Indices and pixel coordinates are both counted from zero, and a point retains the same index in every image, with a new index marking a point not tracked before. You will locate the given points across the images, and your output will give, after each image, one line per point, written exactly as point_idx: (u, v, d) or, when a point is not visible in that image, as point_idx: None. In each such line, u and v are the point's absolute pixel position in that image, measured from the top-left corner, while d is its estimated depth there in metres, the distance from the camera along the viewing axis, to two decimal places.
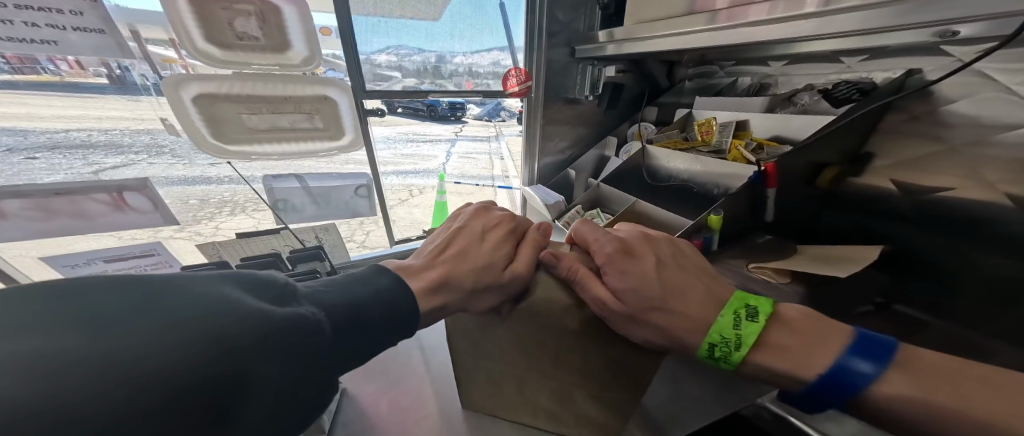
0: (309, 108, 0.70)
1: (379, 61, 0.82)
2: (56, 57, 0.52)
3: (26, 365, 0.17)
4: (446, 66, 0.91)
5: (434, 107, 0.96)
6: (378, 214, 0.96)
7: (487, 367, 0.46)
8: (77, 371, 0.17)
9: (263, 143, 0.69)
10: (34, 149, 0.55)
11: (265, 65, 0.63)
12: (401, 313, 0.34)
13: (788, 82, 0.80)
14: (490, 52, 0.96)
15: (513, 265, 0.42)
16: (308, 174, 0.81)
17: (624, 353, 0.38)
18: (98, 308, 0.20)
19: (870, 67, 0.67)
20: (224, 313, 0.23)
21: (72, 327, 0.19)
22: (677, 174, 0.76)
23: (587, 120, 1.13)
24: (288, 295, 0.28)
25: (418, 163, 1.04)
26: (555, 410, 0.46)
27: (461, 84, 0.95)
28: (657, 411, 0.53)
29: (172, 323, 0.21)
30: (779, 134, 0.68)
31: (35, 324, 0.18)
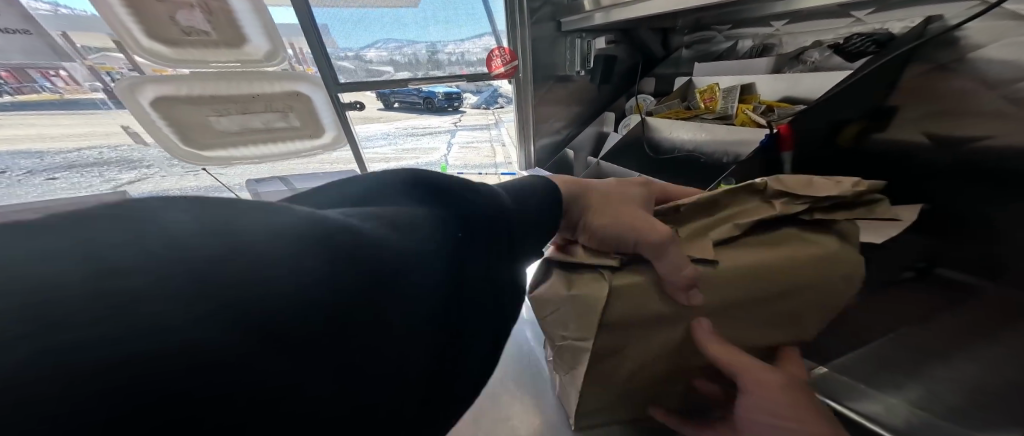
0: (281, 106, 0.75)
1: (369, 56, 0.81)
2: (53, 76, 0.68)
3: (339, 190, 0.23)
4: (439, 56, 0.88)
5: (432, 98, 0.97)
6: None
7: (707, 227, 0.35)
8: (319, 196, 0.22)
9: (239, 147, 0.75)
10: (53, 170, 0.80)
11: (227, 62, 0.66)
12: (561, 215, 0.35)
13: (795, 40, 0.72)
14: (480, 39, 0.91)
15: (703, 229, 0.35)
16: (292, 176, 0.92)
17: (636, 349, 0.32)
18: (349, 191, 0.23)
19: (885, 18, 0.60)
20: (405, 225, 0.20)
21: (342, 199, 0.22)
22: (680, 145, 0.71)
23: (582, 98, 1.05)
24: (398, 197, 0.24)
25: (420, 156, 1.09)
26: (564, 310, 0.31)
27: (443, 68, 0.90)
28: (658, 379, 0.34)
29: (322, 241, 0.15)
30: (789, 95, 0.63)
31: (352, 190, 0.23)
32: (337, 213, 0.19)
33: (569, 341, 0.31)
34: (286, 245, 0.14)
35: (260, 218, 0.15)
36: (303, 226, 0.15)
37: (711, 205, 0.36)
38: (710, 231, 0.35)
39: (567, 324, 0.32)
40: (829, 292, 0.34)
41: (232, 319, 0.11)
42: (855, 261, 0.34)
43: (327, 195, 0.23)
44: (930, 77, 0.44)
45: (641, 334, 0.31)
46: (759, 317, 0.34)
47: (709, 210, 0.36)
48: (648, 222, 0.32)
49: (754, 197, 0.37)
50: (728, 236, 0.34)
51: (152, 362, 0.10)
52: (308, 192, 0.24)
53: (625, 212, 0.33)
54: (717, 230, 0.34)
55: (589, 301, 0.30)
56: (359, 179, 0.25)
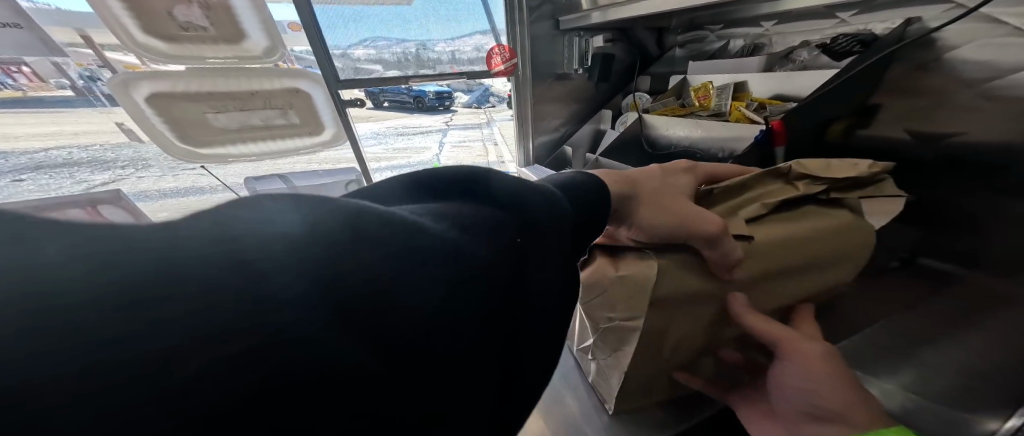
0: (281, 103, 0.76)
1: (356, 55, 0.80)
2: (16, 72, 0.65)
3: (384, 190, 0.24)
4: (427, 54, 0.88)
5: (422, 98, 0.98)
6: None
7: (738, 208, 0.41)
8: (368, 193, 0.23)
9: (237, 144, 0.77)
10: (19, 171, 0.77)
11: (227, 58, 0.67)
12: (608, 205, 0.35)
13: (783, 40, 0.75)
14: (472, 38, 0.91)
15: (735, 209, 0.40)
16: (291, 175, 0.97)
17: (670, 321, 0.37)
18: (390, 192, 0.24)
19: (868, 19, 0.63)
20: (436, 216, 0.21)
21: (387, 199, 0.23)
22: (677, 142, 0.73)
23: (579, 96, 1.07)
24: (437, 195, 0.24)
25: (411, 156, 1.11)
26: (614, 290, 0.36)
27: (434, 65, 0.89)
28: (690, 344, 0.40)
29: (376, 233, 0.16)
30: (779, 93, 0.66)
31: (396, 191, 0.24)
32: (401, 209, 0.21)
33: (615, 320, 0.37)
34: (303, 245, 0.14)
35: (312, 207, 0.15)
36: (314, 224, 0.15)
37: (738, 188, 0.41)
38: (743, 211, 0.40)
39: (615, 306, 0.37)
40: (837, 259, 0.41)
41: (243, 323, 0.11)
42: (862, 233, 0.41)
43: (378, 194, 0.24)
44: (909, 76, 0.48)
45: (673, 308, 0.37)
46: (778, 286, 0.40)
47: (736, 192, 0.42)
48: (695, 213, 0.36)
49: (776, 179, 0.43)
50: (757, 214, 0.40)
51: (198, 356, 0.10)
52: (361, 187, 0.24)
53: (673, 201, 0.37)
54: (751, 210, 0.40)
55: (638, 280, 0.35)
56: (405, 177, 0.26)
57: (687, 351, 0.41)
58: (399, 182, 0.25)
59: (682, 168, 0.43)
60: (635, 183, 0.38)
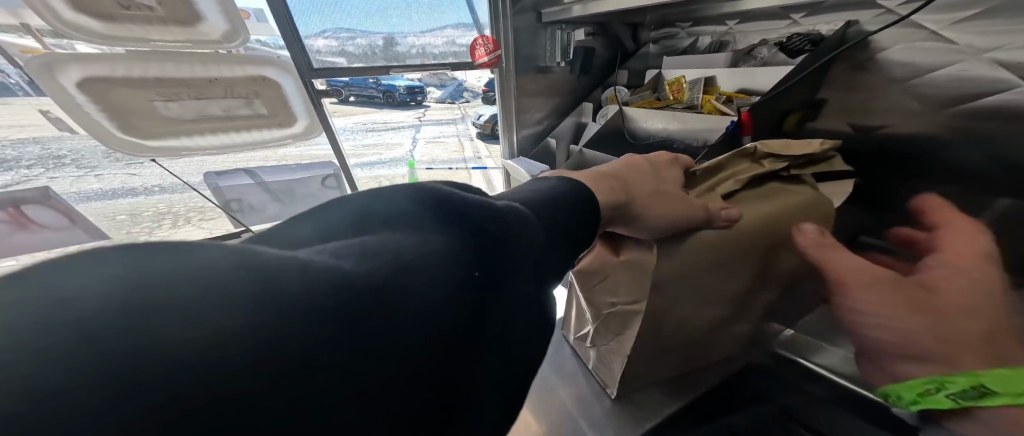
0: (245, 91, 0.71)
1: (317, 46, 0.79)
2: None
3: (346, 208, 0.23)
4: (398, 48, 0.87)
5: (391, 92, 1.01)
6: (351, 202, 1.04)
7: (720, 187, 0.45)
8: (331, 214, 0.22)
9: (194, 135, 0.69)
10: None
11: (177, 42, 0.59)
12: (583, 214, 0.34)
13: (745, 38, 0.81)
14: (444, 31, 0.91)
15: (717, 188, 0.45)
16: (259, 170, 0.92)
17: (664, 307, 0.41)
18: (355, 212, 0.22)
19: (816, 21, 0.69)
20: (357, 253, 0.19)
21: (350, 221, 0.21)
22: (655, 133, 0.77)
23: (560, 89, 1.08)
24: (405, 214, 0.23)
25: (383, 153, 1.15)
26: (614, 276, 0.40)
27: (405, 57, 0.89)
28: (687, 325, 0.44)
29: (284, 290, 0.14)
30: (745, 87, 0.71)
31: (362, 211, 0.22)
32: (318, 250, 0.18)
33: (618, 304, 0.41)
34: (229, 307, 0.13)
35: (168, 265, 0.13)
36: (245, 280, 0.14)
37: (714, 169, 0.47)
38: (727, 189, 0.44)
39: (618, 290, 0.41)
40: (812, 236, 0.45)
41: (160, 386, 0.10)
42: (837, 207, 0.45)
43: (341, 212, 0.22)
44: (850, 72, 0.55)
45: (659, 298, 0.40)
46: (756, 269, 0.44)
47: (712, 174, 0.47)
48: (676, 206, 0.40)
49: (746, 159, 0.48)
50: (734, 190, 0.44)
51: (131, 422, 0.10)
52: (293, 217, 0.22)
53: (658, 196, 0.41)
54: (728, 187, 0.45)
55: (635, 264, 0.39)
56: (370, 195, 0.24)
57: (680, 332, 0.45)
58: (365, 199, 0.24)
59: (665, 164, 0.48)
60: (624, 183, 0.41)
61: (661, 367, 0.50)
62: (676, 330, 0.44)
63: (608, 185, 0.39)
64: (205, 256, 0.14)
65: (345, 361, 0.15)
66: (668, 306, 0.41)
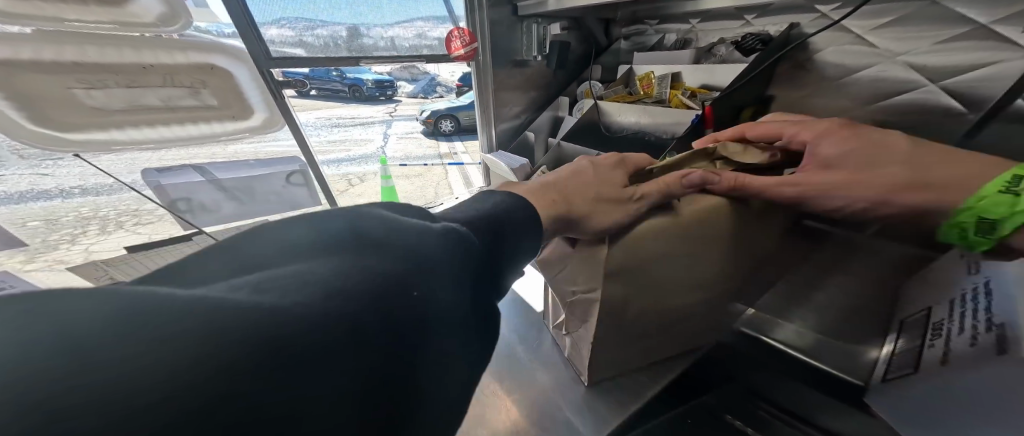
0: (189, 80, 0.64)
1: (270, 35, 0.72)
2: None
3: (293, 239, 0.22)
4: (361, 40, 0.83)
5: (358, 87, 1.02)
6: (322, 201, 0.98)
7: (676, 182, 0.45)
8: (273, 248, 0.21)
9: (126, 129, 0.62)
10: None
11: (101, 24, 0.53)
12: (523, 235, 0.36)
13: (706, 36, 0.86)
14: (413, 23, 0.88)
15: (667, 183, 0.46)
16: (210, 165, 0.76)
17: (626, 295, 0.43)
18: (304, 243, 0.22)
19: (766, 22, 0.76)
20: (285, 286, 0.17)
21: (295, 252, 0.21)
22: (628, 126, 0.80)
23: (537, 83, 1.09)
24: (354, 242, 0.23)
25: (352, 149, 1.12)
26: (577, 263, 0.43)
27: (373, 50, 0.85)
28: (651, 312, 0.47)
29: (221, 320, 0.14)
30: (706, 83, 0.76)
31: (308, 241, 0.22)
32: (258, 281, 0.18)
33: (579, 293, 0.43)
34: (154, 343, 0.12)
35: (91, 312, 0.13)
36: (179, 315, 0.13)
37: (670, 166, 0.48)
38: (680, 184, 0.46)
39: (576, 279, 0.43)
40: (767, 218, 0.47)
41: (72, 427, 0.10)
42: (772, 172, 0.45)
43: (285, 244, 0.22)
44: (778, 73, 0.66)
45: (620, 286, 0.41)
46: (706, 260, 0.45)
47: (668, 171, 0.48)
48: (619, 218, 0.41)
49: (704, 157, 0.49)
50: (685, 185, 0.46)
51: None
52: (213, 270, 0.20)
53: (598, 200, 0.43)
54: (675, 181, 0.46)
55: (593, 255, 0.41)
56: (320, 225, 0.24)
57: (646, 318, 0.47)
58: (312, 229, 0.23)
59: (608, 168, 0.49)
60: (564, 194, 0.44)
61: (632, 354, 0.53)
62: (640, 317, 0.46)
63: (549, 204, 0.42)
64: (132, 305, 0.13)
65: (279, 401, 0.14)
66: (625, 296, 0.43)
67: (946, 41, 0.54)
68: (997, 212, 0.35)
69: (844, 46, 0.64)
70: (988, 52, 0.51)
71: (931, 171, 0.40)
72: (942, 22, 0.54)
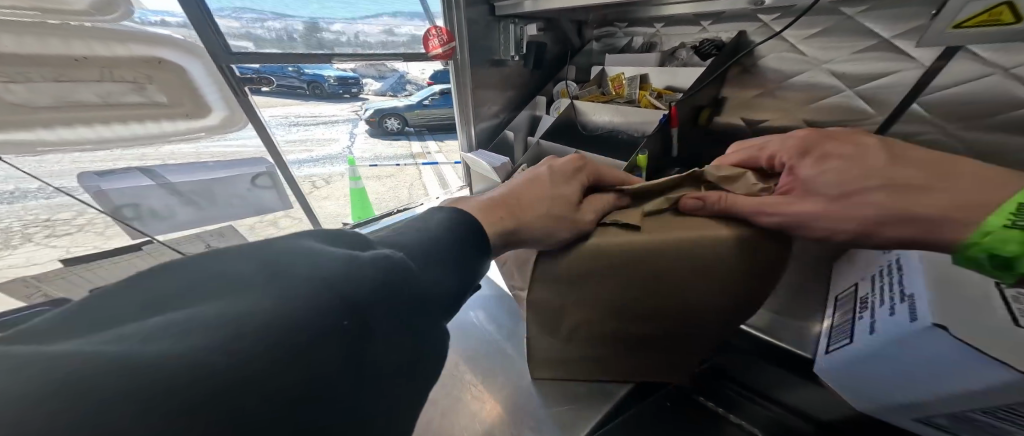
0: (132, 75, 0.58)
1: (223, 26, 0.66)
2: None
3: (213, 267, 0.20)
4: (321, 35, 0.79)
5: (315, 83, 0.96)
6: (294, 205, 0.91)
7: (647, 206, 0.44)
8: (188, 277, 0.19)
9: (57, 128, 0.54)
10: None
11: (19, 10, 0.46)
12: (473, 251, 0.36)
13: (669, 40, 0.92)
14: (379, 18, 0.86)
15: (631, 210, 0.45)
16: (158, 166, 0.68)
17: (581, 304, 0.44)
18: (227, 269, 0.20)
19: (721, 28, 0.83)
20: (204, 321, 0.15)
21: (216, 279, 0.19)
22: (603, 125, 0.84)
23: (514, 82, 1.10)
24: (292, 261, 0.21)
25: (314, 150, 1.05)
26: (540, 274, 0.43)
27: (343, 46, 0.82)
28: (614, 327, 0.47)
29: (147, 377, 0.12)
30: (671, 85, 0.82)
31: (234, 267, 0.20)
32: (179, 315, 0.16)
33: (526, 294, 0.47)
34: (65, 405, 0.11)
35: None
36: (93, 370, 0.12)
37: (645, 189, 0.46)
38: (649, 208, 0.44)
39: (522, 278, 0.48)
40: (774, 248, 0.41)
41: None
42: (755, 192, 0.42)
43: (198, 274, 0.19)
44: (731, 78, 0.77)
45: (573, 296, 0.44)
46: (691, 287, 0.41)
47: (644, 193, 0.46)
48: (566, 233, 0.42)
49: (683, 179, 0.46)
50: (653, 210, 0.43)
51: None
52: (73, 323, 0.16)
53: (549, 216, 0.42)
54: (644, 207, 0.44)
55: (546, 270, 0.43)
56: (245, 248, 0.22)
57: (610, 332, 0.48)
58: (237, 255, 0.21)
59: (572, 180, 0.48)
60: (518, 209, 0.42)
61: (619, 361, 0.53)
62: (602, 328, 0.47)
63: (492, 218, 0.40)
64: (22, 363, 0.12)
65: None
66: (592, 301, 0.44)
67: (862, 51, 0.64)
68: (1008, 249, 0.30)
69: (782, 53, 0.73)
70: (893, 62, 0.61)
71: (940, 182, 0.34)
72: (856, 35, 0.64)
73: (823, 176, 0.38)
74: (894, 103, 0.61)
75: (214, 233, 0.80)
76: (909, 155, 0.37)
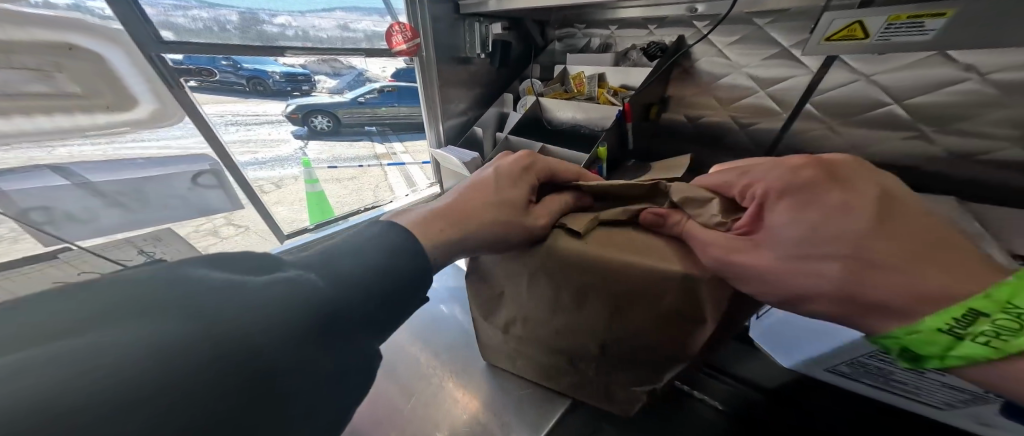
0: (37, 62, 0.52)
1: (149, 13, 0.58)
2: None
3: (143, 282, 0.20)
4: (264, 28, 0.73)
5: (260, 80, 0.86)
6: (246, 205, 0.84)
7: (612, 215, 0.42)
8: (119, 288, 0.20)
9: None
10: None
11: None
12: (422, 281, 0.35)
13: (622, 42, 1.00)
14: (332, 13, 0.82)
15: (590, 218, 0.42)
16: (76, 164, 0.60)
17: (528, 300, 0.46)
18: (161, 288, 0.20)
19: (665, 33, 0.90)
20: (120, 346, 0.16)
21: (147, 297, 0.19)
22: (566, 121, 0.89)
23: (481, 81, 1.11)
24: (224, 287, 0.22)
25: (255, 151, 0.89)
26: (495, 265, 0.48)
27: (289, 42, 0.77)
28: (557, 335, 0.46)
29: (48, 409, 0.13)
30: (625, 83, 0.89)
31: (164, 288, 0.20)
32: (99, 335, 0.16)
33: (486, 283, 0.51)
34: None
35: None
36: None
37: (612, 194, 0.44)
38: (607, 216, 0.42)
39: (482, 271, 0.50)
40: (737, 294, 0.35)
41: None
42: (712, 225, 0.35)
43: (125, 287, 0.20)
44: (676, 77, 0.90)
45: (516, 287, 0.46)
46: (630, 315, 0.39)
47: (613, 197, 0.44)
48: (517, 235, 0.41)
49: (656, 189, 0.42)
50: (612, 217, 0.42)
51: None
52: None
53: (499, 221, 0.41)
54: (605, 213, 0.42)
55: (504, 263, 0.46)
56: (178, 267, 0.22)
57: (550, 338, 0.48)
58: (167, 273, 0.22)
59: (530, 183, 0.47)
60: (469, 214, 0.42)
61: (562, 376, 0.53)
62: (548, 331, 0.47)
63: (436, 227, 0.39)
64: None
65: None
66: (522, 297, 0.47)
67: (769, 58, 0.76)
68: (926, 350, 0.26)
69: (712, 57, 0.84)
70: (791, 67, 0.74)
71: (916, 265, 0.25)
72: (766, 44, 0.75)
73: (787, 227, 0.30)
74: (794, 104, 0.76)
75: (148, 237, 0.69)
76: (909, 225, 0.27)
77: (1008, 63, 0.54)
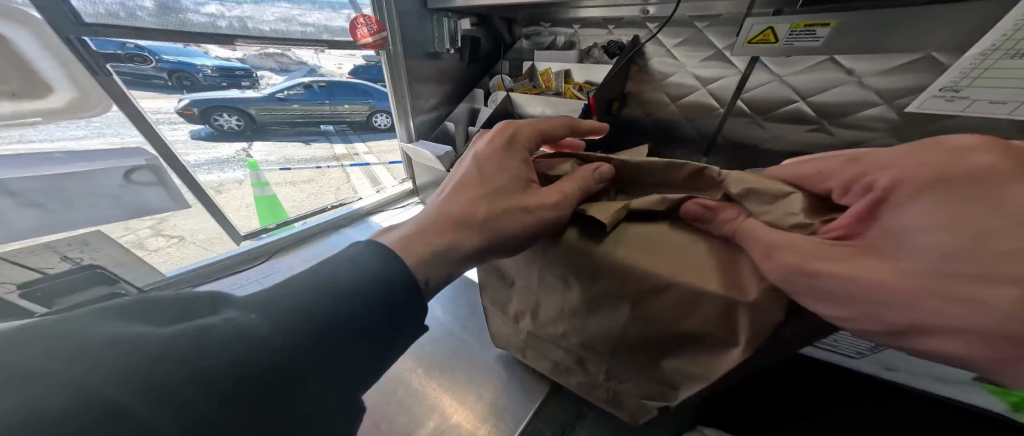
0: None
1: None
2: None
3: (48, 341, 0.18)
4: (184, 17, 0.64)
5: (190, 74, 0.79)
6: (192, 203, 0.77)
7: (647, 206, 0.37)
8: (21, 350, 0.17)
9: None
10: None
11: None
12: (408, 307, 0.30)
13: (585, 40, 1.04)
14: (275, 4, 0.74)
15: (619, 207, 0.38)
16: None
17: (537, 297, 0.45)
18: (67, 350, 0.18)
19: (622, 33, 0.96)
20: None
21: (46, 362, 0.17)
22: (536, 115, 0.92)
23: (450, 76, 1.11)
24: (138, 343, 0.19)
25: (199, 153, 0.83)
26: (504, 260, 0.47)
27: (227, 33, 0.70)
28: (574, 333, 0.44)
29: None
30: (590, 79, 0.94)
31: (70, 347, 0.18)
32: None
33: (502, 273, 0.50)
34: None
35: None
36: None
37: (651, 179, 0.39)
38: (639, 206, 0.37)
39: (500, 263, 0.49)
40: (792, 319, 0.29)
41: None
42: (786, 227, 0.30)
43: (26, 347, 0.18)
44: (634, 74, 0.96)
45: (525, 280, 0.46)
46: (654, 323, 0.35)
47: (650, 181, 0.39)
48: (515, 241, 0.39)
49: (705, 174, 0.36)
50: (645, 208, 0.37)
51: None
52: None
53: (496, 228, 0.38)
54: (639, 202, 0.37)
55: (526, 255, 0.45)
56: (94, 319, 0.20)
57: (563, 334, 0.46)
58: (82, 327, 0.19)
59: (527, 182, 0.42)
60: (462, 223, 0.38)
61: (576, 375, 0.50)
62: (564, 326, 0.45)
63: (422, 238, 0.34)
64: None
65: None
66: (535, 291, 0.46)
67: (707, 59, 0.85)
68: None
69: (662, 57, 0.91)
70: (725, 67, 0.83)
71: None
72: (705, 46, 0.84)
73: (919, 233, 0.22)
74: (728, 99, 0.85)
75: (73, 241, 0.60)
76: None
77: (879, 69, 0.64)
